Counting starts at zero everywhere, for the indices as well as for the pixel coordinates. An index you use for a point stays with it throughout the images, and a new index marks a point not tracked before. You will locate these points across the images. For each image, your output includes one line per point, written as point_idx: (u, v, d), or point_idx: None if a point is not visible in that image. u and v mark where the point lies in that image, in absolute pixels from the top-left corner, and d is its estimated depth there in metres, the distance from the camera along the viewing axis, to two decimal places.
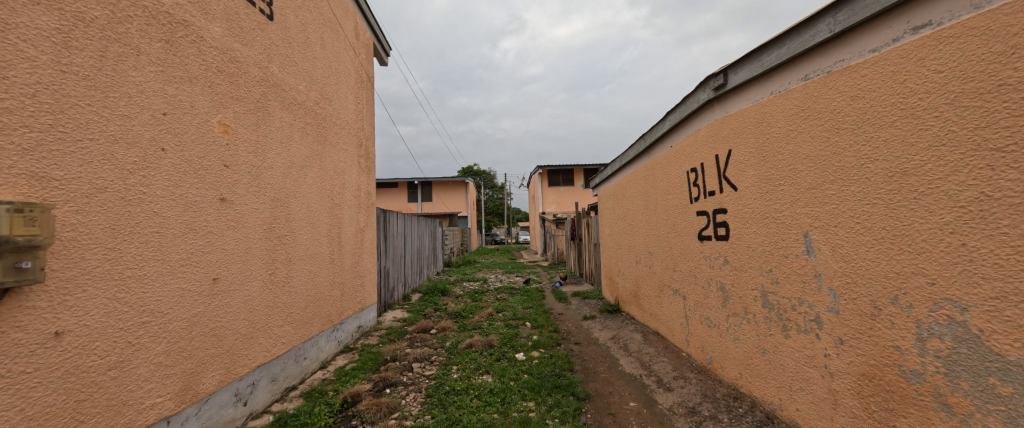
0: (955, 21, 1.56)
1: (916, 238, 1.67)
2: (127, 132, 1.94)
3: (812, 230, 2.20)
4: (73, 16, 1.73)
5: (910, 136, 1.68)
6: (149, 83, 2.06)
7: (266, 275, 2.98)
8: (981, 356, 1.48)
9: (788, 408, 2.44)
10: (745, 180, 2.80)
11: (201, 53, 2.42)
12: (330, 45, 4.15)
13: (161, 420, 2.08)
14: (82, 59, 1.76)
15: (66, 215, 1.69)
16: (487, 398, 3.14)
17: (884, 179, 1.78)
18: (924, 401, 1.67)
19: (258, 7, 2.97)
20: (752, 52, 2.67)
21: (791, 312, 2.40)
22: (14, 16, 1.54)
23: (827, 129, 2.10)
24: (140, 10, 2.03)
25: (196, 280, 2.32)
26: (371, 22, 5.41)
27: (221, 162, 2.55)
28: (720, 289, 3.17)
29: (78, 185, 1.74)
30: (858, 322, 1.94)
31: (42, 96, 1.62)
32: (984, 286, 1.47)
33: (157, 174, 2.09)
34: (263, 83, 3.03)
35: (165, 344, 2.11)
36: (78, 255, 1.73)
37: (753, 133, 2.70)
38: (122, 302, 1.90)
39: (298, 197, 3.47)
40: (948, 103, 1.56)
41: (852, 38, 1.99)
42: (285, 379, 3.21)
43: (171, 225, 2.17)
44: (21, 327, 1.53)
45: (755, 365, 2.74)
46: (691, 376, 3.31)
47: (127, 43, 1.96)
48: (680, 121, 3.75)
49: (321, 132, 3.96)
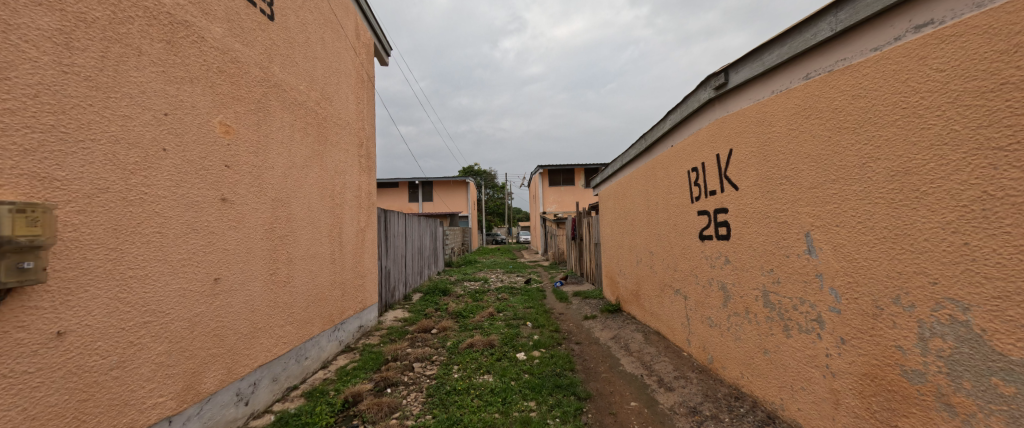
0: (957, 19, 1.55)
1: (918, 238, 1.66)
2: (128, 133, 1.94)
3: (814, 230, 2.19)
4: (74, 17, 1.73)
5: (912, 136, 1.68)
6: (150, 83, 2.06)
7: (267, 275, 2.98)
8: (983, 356, 1.48)
9: (789, 408, 2.44)
10: (746, 179, 2.79)
11: (201, 54, 2.42)
12: (331, 45, 4.16)
13: (163, 420, 2.09)
14: (83, 60, 1.76)
15: (68, 215, 1.69)
16: (488, 398, 3.14)
17: (886, 178, 1.78)
18: (926, 401, 1.66)
19: (259, 7, 2.98)
20: (753, 52, 2.67)
21: (793, 312, 2.40)
22: (16, 17, 1.54)
23: (828, 128, 2.09)
24: (140, 10, 2.03)
25: (197, 281, 2.32)
26: (371, 22, 5.41)
27: (222, 163, 2.55)
28: (721, 289, 3.16)
29: (80, 186, 1.74)
30: (860, 322, 1.94)
31: (44, 97, 1.62)
32: (987, 285, 1.46)
33: (159, 175, 2.10)
34: (264, 84, 3.03)
35: (166, 344, 2.11)
36: (80, 255, 1.73)
37: (754, 132, 2.69)
38: (124, 302, 1.90)
39: (299, 197, 3.47)
40: (951, 102, 1.55)
41: (853, 37, 1.98)
42: (286, 379, 3.22)
43: (173, 225, 2.18)
44: (23, 327, 1.53)
45: (757, 364, 2.74)
46: (692, 376, 3.31)
47: (128, 44, 1.96)
48: (680, 120, 3.75)
49: (322, 132, 3.96)
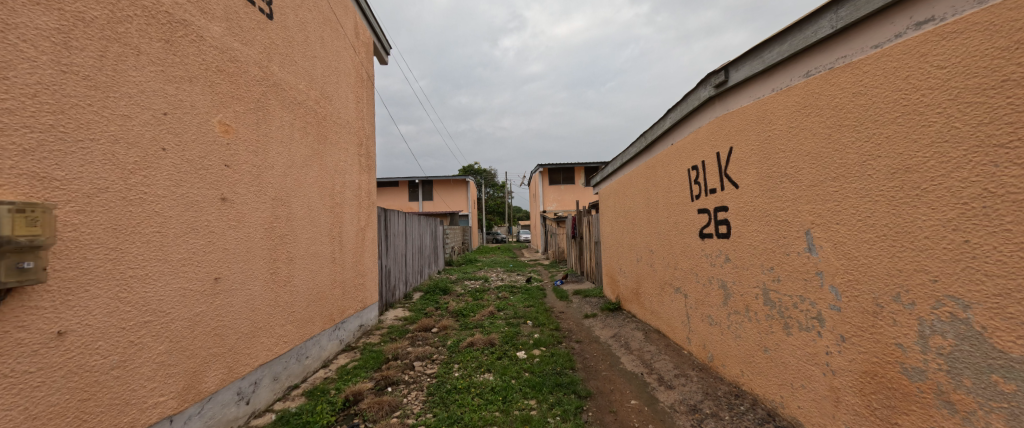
0: (957, 16, 1.55)
1: (919, 235, 1.66)
2: (127, 133, 1.94)
3: (814, 228, 2.19)
4: (72, 16, 1.72)
5: (912, 133, 1.68)
6: (149, 83, 2.05)
7: (268, 274, 2.98)
8: (984, 353, 1.48)
9: (789, 406, 2.44)
10: (746, 177, 2.79)
11: (201, 53, 2.42)
12: (330, 45, 4.15)
13: (164, 419, 2.09)
14: (82, 59, 1.76)
15: (67, 215, 1.69)
16: (489, 396, 3.14)
17: (886, 176, 1.78)
18: (926, 398, 1.67)
19: (258, 6, 2.97)
20: (753, 49, 2.67)
21: (793, 309, 2.40)
22: (14, 16, 1.54)
23: (828, 126, 2.09)
24: (139, 9, 2.03)
25: (197, 280, 2.32)
26: (371, 21, 5.41)
27: (222, 162, 2.55)
28: (721, 287, 3.17)
29: (79, 186, 1.74)
30: (860, 320, 1.94)
31: (42, 96, 1.62)
32: (988, 283, 1.46)
33: (158, 174, 2.10)
34: (263, 83, 3.03)
35: (167, 344, 2.11)
36: (80, 254, 1.73)
37: (754, 130, 2.69)
38: (124, 301, 1.90)
39: (299, 196, 3.47)
40: (951, 99, 1.55)
41: (854, 34, 1.98)
42: (287, 378, 3.22)
43: (173, 225, 2.17)
44: (24, 327, 1.53)
45: (757, 362, 2.74)
46: (692, 374, 3.31)
47: (127, 43, 1.95)
48: (680, 118, 3.75)
49: (322, 131, 3.96)
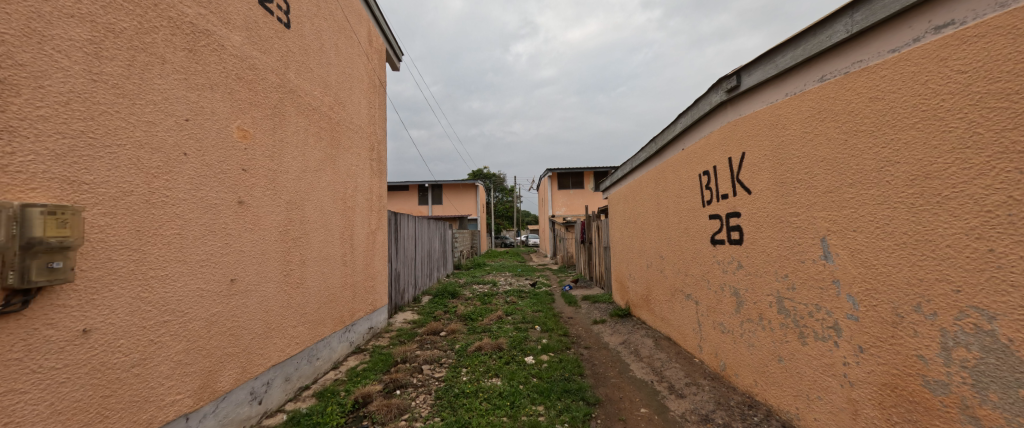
0: (979, 20, 1.52)
1: (940, 244, 1.62)
2: (152, 138, 2.01)
3: (830, 235, 2.15)
4: (104, 28, 1.80)
5: (931, 139, 1.65)
6: (173, 90, 2.14)
7: (282, 276, 3.05)
8: (1011, 367, 1.42)
9: (806, 418, 2.38)
10: (759, 184, 2.75)
11: (221, 61, 2.50)
12: (344, 52, 4.25)
13: (181, 416, 2.14)
14: (111, 69, 1.83)
15: (94, 217, 1.75)
16: (497, 401, 3.13)
17: (905, 182, 1.74)
18: (949, 412, 1.61)
19: (275, 15, 3.06)
20: (767, 53, 2.63)
21: (808, 319, 2.35)
22: (49, 28, 1.61)
23: (844, 131, 2.06)
24: (165, 20, 2.11)
25: (214, 281, 2.38)
26: (383, 28, 5.49)
27: (240, 167, 2.63)
28: (734, 294, 3.12)
29: (106, 189, 1.80)
30: (879, 330, 1.88)
31: (74, 104, 1.68)
32: (1014, 294, 1.41)
33: (180, 178, 2.17)
34: (279, 90, 3.10)
35: (184, 343, 2.16)
36: (105, 255, 1.79)
37: (767, 135, 2.66)
38: (144, 301, 1.96)
39: (312, 199, 3.53)
40: (973, 105, 1.52)
41: (869, 38, 1.95)
42: (298, 379, 3.26)
43: (192, 227, 2.24)
44: (52, 324, 1.59)
45: (771, 372, 2.68)
46: (704, 383, 3.26)
47: (153, 52, 2.03)
48: (691, 123, 3.73)
49: (336, 136, 4.04)
